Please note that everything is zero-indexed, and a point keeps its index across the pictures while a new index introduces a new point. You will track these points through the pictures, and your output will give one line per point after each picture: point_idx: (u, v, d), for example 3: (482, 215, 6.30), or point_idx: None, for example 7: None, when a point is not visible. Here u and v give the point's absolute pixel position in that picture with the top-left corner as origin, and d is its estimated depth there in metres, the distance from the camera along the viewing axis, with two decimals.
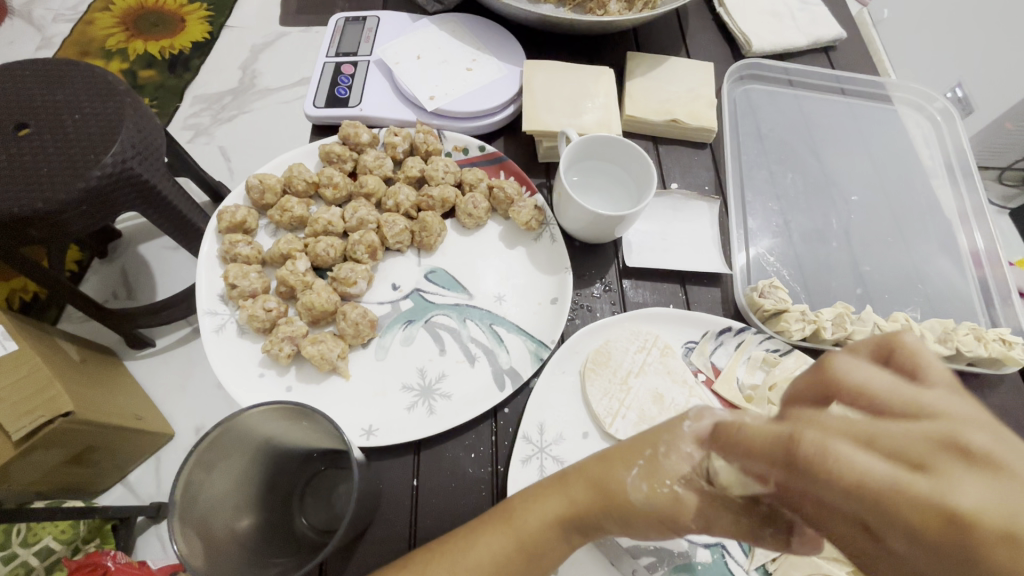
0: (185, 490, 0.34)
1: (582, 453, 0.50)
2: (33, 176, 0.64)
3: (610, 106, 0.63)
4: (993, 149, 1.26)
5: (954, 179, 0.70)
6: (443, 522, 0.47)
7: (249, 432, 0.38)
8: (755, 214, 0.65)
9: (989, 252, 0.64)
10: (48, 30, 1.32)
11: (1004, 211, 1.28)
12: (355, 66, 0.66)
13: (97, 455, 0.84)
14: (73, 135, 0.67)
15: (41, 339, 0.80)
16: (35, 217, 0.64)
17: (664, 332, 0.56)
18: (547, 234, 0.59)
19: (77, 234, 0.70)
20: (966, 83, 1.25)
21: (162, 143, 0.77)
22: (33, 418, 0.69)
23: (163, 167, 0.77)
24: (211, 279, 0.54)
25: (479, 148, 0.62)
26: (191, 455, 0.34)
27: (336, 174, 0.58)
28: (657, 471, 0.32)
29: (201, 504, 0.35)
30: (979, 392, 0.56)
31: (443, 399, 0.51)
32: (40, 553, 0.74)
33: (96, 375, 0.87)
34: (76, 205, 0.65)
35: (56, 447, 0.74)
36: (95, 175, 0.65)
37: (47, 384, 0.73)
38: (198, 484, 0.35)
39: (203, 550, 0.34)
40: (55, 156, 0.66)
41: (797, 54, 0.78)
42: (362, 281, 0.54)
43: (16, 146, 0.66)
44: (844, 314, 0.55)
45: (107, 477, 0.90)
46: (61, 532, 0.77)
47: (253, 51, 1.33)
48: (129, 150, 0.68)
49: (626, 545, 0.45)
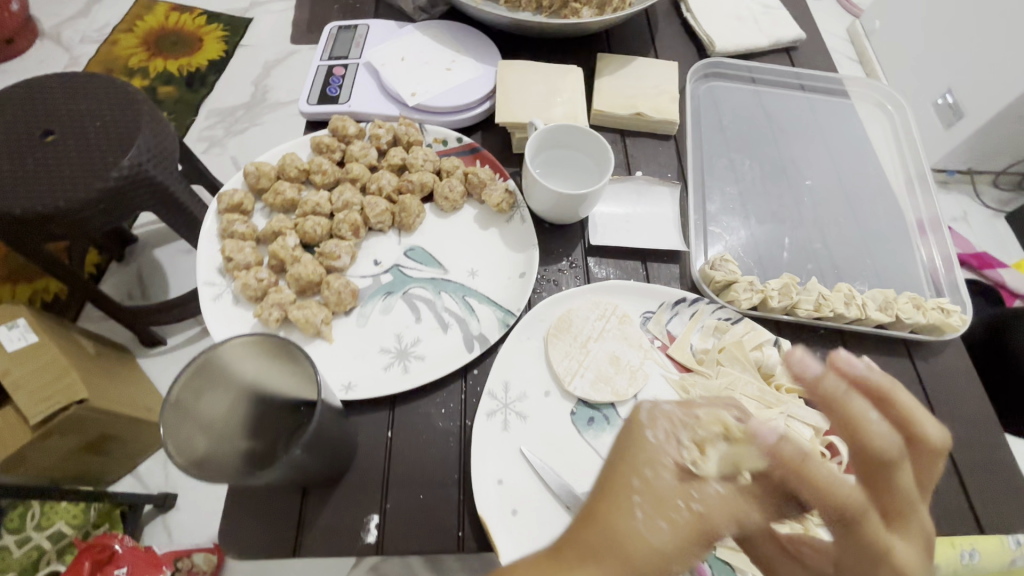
0: (180, 397, 0.40)
1: (544, 410, 0.54)
2: (59, 177, 0.72)
3: (576, 100, 0.69)
4: (983, 153, 1.29)
5: (912, 186, 0.73)
6: (415, 469, 0.51)
7: (244, 364, 0.44)
8: (713, 199, 0.70)
9: (946, 263, 0.66)
10: (75, 51, 1.42)
11: (1000, 214, 1.37)
12: (346, 69, 0.73)
13: (110, 444, 0.90)
14: (94, 140, 0.75)
15: (63, 335, 0.85)
16: (57, 215, 0.71)
17: (623, 303, 0.61)
18: (517, 216, 0.65)
19: (95, 231, 0.77)
20: (956, 89, 1.25)
21: (176, 150, 0.84)
22: (49, 405, 0.76)
23: (176, 172, 0.84)
24: (210, 254, 0.60)
25: (457, 140, 0.68)
26: (191, 367, 0.41)
27: (324, 162, 0.64)
28: (663, 501, 0.34)
29: (192, 420, 0.41)
30: (923, 358, 0.60)
31: (417, 360, 0.56)
32: (53, 536, 0.88)
33: (110, 368, 0.92)
34: (94, 204, 0.72)
35: (71, 433, 0.80)
36: (113, 176, 0.72)
37: (63, 373, 0.79)
38: (195, 400, 0.41)
39: (188, 450, 0.39)
40: (77, 159, 0.73)
41: (759, 54, 0.83)
42: (346, 255, 0.60)
43: (44, 152, 0.73)
44: (790, 284, 0.60)
45: (117, 466, 0.95)
46: (72, 519, 0.90)
47: (265, 68, 1.43)
48: (144, 154, 0.74)
49: (580, 491, 0.50)
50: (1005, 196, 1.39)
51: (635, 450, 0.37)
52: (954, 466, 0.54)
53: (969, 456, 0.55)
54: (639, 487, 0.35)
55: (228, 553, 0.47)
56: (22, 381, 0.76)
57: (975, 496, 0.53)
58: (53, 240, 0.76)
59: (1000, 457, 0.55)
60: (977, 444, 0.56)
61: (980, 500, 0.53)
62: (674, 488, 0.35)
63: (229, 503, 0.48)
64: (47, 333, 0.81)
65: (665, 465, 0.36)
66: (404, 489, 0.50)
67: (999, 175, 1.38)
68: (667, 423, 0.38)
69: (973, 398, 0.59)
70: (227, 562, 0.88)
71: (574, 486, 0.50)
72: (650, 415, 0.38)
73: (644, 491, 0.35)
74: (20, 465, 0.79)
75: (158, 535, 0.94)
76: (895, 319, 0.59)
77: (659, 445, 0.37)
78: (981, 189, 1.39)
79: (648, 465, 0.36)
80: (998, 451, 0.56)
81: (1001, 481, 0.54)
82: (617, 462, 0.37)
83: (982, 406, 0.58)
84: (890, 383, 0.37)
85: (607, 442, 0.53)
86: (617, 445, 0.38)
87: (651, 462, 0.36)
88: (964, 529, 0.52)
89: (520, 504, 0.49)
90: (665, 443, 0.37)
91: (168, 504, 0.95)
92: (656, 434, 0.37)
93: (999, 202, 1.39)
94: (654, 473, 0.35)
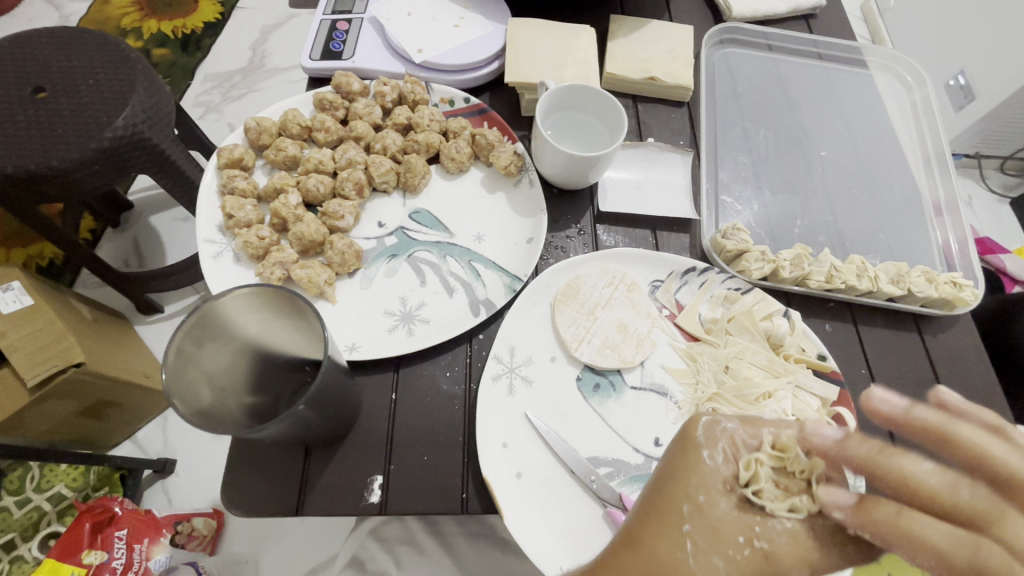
0: (181, 346, 0.39)
1: (550, 375, 0.53)
2: (50, 136, 0.69)
3: (589, 62, 0.66)
4: (993, 138, 1.27)
5: (931, 167, 0.71)
6: (419, 432, 0.50)
7: (244, 316, 0.43)
8: (726, 167, 0.69)
9: (961, 246, 0.65)
10: (66, 9, 1.36)
11: (1005, 199, 1.35)
12: (350, 23, 0.70)
13: (108, 409, 0.89)
14: (87, 98, 0.72)
15: (58, 297, 0.84)
16: (51, 175, 0.69)
17: (632, 271, 0.59)
18: (525, 180, 0.63)
19: (91, 192, 0.75)
20: (969, 70, 1.21)
21: (173, 111, 0.81)
22: (47, 366, 0.75)
23: (173, 134, 0.81)
24: (209, 211, 0.59)
25: (464, 100, 0.66)
26: (192, 316, 0.39)
27: (327, 119, 0.63)
28: (719, 533, 0.34)
29: (194, 368, 0.40)
30: (931, 332, 0.60)
31: (422, 323, 0.55)
32: (52, 498, 0.87)
33: (108, 333, 0.91)
34: (89, 164, 0.70)
35: (68, 397, 0.80)
36: (108, 137, 0.70)
37: (61, 337, 0.78)
38: (194, 350, 0.40)
39: (188, 400, 0.38)
40: (71, 118, 0.70)
41: (777, 22, 0.81)
42: (349, 216, 0.58)
43: (35, 109, 0.71)
44: (802, 255, 0.59)
45: (116, 432, 0.95)
46: (72, 481, 0.89)
47: (263, 32, 1.39)
48: (140, 114, 0.72)
49: (586, 457, 0.50)
50: (1011, 180, 1.36)
51: (690, 473, 0.36)
52: None
53: None
54: (690, 514, 0.35)
55: (230, 509, 0.47)
56: (20, 343, 0.73)
57: None
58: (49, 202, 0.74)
59: None
60: None
61: None
62: (731, 518, 0.35)
63: (230, 461, 0.48)
64: (42, 297, 0.79)
65: (720, 491, 0.36)
66: (408, 450, 0.50)
67: (1007, 160, 1.34)
68: (729, 442, 0.38)
69: (982, 373, 0.58)
70: (228, 523, 0.91)
71: (580, 451, 0.50)
72: (708, 436, 0.37)
73: (694, 519, 0.35)
74: (18, 428, 0.78)
75: (158, 501, 0.94)
76: (906, 291, 0.58)
77: (716, 467, 0.36)
78: (987, 173, 1.37)
79: (701, 490, 0.35)
80: None
81: None
82: (667, 482, 0.36)
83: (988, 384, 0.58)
84: (917, 416, 0.31)
85: (612, 408, 0.52)
86: (669, 467, 0.37)
87: (705, 487, 0.36)
88: None
89: (525, 468, 0.49)
90: (721, 466, 0.37)
91: (169, 469, 0.95)
92: (715, 457, 0.37)
93: (1004, 186, 1.36)
94: (709, 500, 0.35)
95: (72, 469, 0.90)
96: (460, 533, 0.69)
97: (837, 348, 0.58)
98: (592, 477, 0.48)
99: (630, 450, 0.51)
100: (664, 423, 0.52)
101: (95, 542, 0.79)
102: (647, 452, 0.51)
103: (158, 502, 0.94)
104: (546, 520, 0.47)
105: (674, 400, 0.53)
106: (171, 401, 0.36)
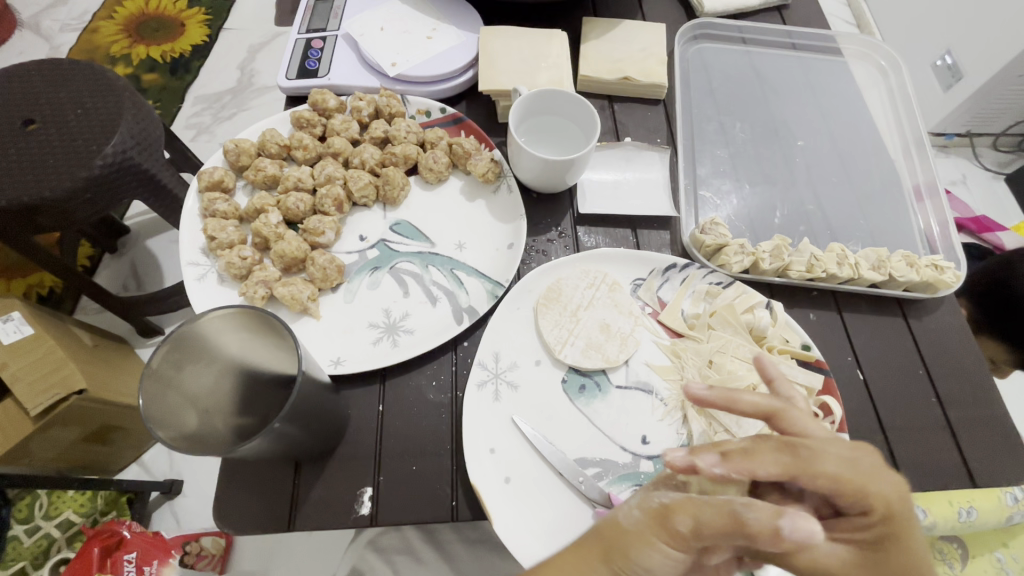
0: (160, 368, 0.40)
1: (535, 378, 0.54)
2: (41, 168, 0.70)
3: (562, 66, 0.67)
4: (983, 116, 1.26)
5: (909, 151, 0.71)
6: (406, 443, 0.51)
7: (222, 339, 0.43)
8: (704, 162, 0.69)
9: (942, 231, 0.65)
10: (56, 40, 1.38)
11: (1000, 176, 1.35)
12: (325, 41, 0.71)
13: (111, 433, 0.90)
14: (75, 128, 0.73)
15: (57, 325, 0.84)
16: (43, 206, 0.69)
17: (613, 271, 0.60)
18: (504, 186, 0.64)
19: (82, 221, 0.76)
20: (955, 50, 1.21)
21: (161, 136, 0.82)
22: (50, 394, 0.76)
23: (162, 158, 0.82)
24: (193, 234, 0.60)
25: (440, 111, 0.67)
26: (169, 338, 0.40)
27: (305, 137, 0.63)
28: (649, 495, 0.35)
29: (173, 391, 0.41)
30: (916, 316, 0.60)
31: (406, 334, 0.55)
32: (60, 524, 0.88)
33: (109, 358, 0.92)
34: (80, 193, 0.71)
35: (73, 424, 0.81)
36: (97, 164, 0.71)
37: (61, 364, 0.79)
38: (174, 373, 0.41)
39: (166, 421, 0.39)
40: (59, 149, 0.71)
41: (751, 14, 0.81)
42: (329, 231, 0.59)
43: (25, 143, 0.72)
44: (781, 246, 0.59)
45: (122, 455, 0.96)
46: (79, 507, 0.90)
47: (251, 52, 1.41)
48: (128, 141, 0.73)
49: (573, 458, 0.50)
50: (1005, 157, 1.36)
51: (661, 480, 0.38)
52: (946, 420, 0.54)
53: (963, 413, 0.55)
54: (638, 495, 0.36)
55: (225, 528, 0.47)
56: (20, 373, 0.75)
57: (969, 454, 0.53)
58: (41, 232, 0.75)
59: (995, 413, 0.55)
60: (970, 401, 0.56)
61: (972, 455, 0.53)
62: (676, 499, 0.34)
63: (221, 482, 0.48)
64: (42, 325, 0.80)
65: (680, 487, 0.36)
66: (397, 460, 0.50)
67: (999, 136, 1.34)
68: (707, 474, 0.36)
69: (969, 354, 0.58)
70: (235, 542, 0.89)
71: (567, 453, 0.50)
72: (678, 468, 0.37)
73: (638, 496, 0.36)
74: (23, 458, 0.78)
75: (166, 522, 0.95)
76: (888, 277, 0.58)
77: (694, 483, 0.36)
78: (981, 151, 1.37)
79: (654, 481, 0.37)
80: (995, 408, 0.55)
81: (996, 441, 0.54)
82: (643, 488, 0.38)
83: (978, 365, 0.58)
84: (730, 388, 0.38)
85: (598, 408, 0.52)
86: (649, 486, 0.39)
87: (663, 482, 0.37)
88: (956, 483, 0.52)
89: (513, 473, 0.49)
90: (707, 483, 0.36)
91: (175, 490, 0.96)
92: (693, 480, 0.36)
93: (998, 163, 1.36)
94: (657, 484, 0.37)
95: (79, 494, 0.91)
96: (457, 539, 0.70)
97: (823, 337, 0.58)
98: (580, 479, 0.48)
99: (617, 450, 0.51)
100: (651, 420, 0.52)
101: (104, 567, 0.80)
102: (635, 450, 0.51)
103: (165, 524, 0.95)
104: (534, 524, 0.47)
105: (660, 396, 0.54)
106: (146, 421, 0.37)
